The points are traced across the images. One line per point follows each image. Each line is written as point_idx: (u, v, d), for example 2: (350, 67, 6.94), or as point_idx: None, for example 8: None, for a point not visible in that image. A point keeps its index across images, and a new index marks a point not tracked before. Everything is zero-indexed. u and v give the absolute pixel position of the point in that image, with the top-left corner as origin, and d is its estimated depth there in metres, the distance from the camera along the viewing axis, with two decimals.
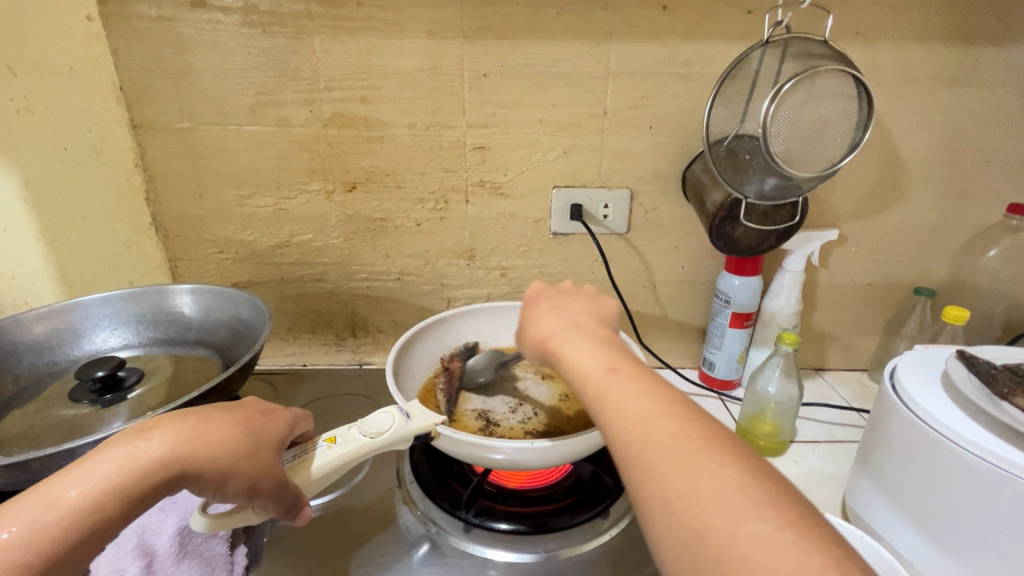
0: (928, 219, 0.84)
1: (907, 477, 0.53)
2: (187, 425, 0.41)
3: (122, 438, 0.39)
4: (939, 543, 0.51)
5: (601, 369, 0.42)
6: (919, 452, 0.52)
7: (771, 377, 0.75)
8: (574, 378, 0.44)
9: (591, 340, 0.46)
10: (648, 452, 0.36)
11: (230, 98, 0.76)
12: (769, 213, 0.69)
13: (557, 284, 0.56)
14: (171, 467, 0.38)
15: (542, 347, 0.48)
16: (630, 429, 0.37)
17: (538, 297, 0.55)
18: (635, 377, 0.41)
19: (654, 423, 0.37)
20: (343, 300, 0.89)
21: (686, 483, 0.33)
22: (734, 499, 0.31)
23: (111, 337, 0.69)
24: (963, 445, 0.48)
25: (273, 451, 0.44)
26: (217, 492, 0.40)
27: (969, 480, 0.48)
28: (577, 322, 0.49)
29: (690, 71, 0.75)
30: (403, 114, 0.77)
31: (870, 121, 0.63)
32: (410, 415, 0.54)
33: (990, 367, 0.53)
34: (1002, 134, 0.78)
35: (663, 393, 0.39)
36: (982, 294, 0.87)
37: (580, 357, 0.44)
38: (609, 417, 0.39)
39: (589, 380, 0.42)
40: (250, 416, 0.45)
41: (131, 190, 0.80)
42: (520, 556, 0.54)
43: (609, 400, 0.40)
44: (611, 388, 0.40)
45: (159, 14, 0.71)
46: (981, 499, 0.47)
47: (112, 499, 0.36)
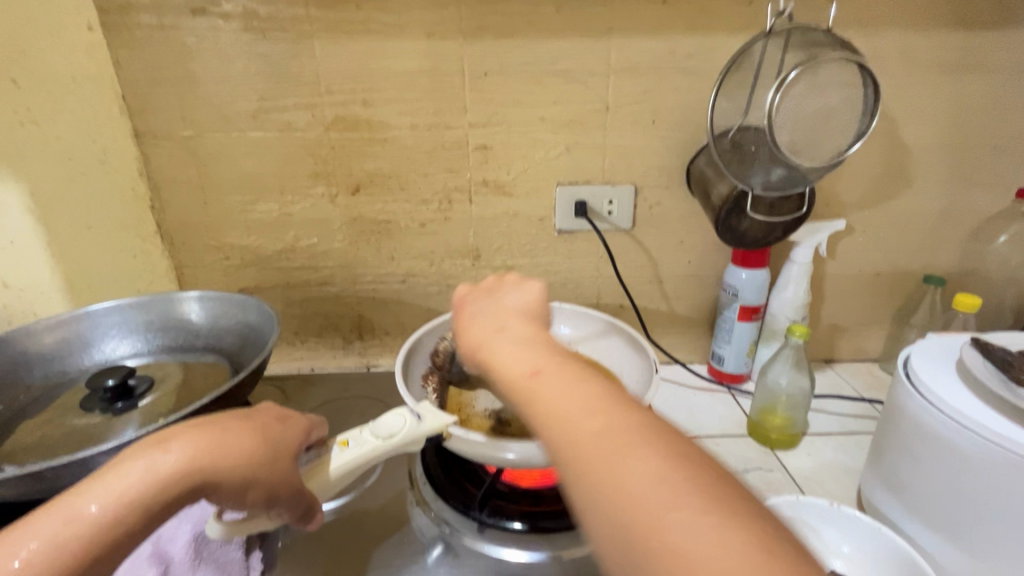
0: (936, 206, 0.83)
1: (923, 468, 0.53)
2: (205, 436, 0.40)
3: (141, 449, 0.38)
4: (963, 539, 0.50)
5: (524, 370, 0.39)
6: (935, 443, 0.51)
7: (782, 369, 0.74)
8: (499, 384, 0.40)
9: (512, 337, 0.42)
10: (573, 453, 0.33)
11: (232, 105, 0.76)
12: (776, 204, 0.69)
13: (482, 286, 0.52)
14: (191, 478, 0.38)
15: (466, 353, 0.45)
16: (555, 424, 0.35)
17: (462, 303, 0.51)
18: (556, 368, 0.38)
19: (578, 419, 0.34)
20: (349, 303, 0.89)
21: (612, 482, 0.30)
22: (659, 491, 0.29)
23: (121, 346, 0.69)
24: (982, 433, 0.47)
25: (291, 458, 0.44)
26: (237, 501, 0.41)
27: (989, 469, 0.47)
28: (498, 323, 0.45)
29: (691, 64, 0.75)
30: (404, 116, 0.77)
31: (876, 108, 0.62)
32: (420, 416, 0.53)
33: (1005, 354, 0.53)
34: (1009, 119, 0.77)
35: (584, 381, 0.37)
36: (992, 281, 0.86)
37: (500, 355, 0.41)
38: (535, 420, 0.36)
39: (511, 382, 0.39)
40: (267, 424, 0.45)
41: (136, 200, 0.81)
42: (535, 556, 0.54)
43: (533, 404, 0.37)
44: (536, 390, 0.37)
45: (159, 23, 0.71)
46: (1002, 487, 0.46)
47: (133, 512, 0.36)
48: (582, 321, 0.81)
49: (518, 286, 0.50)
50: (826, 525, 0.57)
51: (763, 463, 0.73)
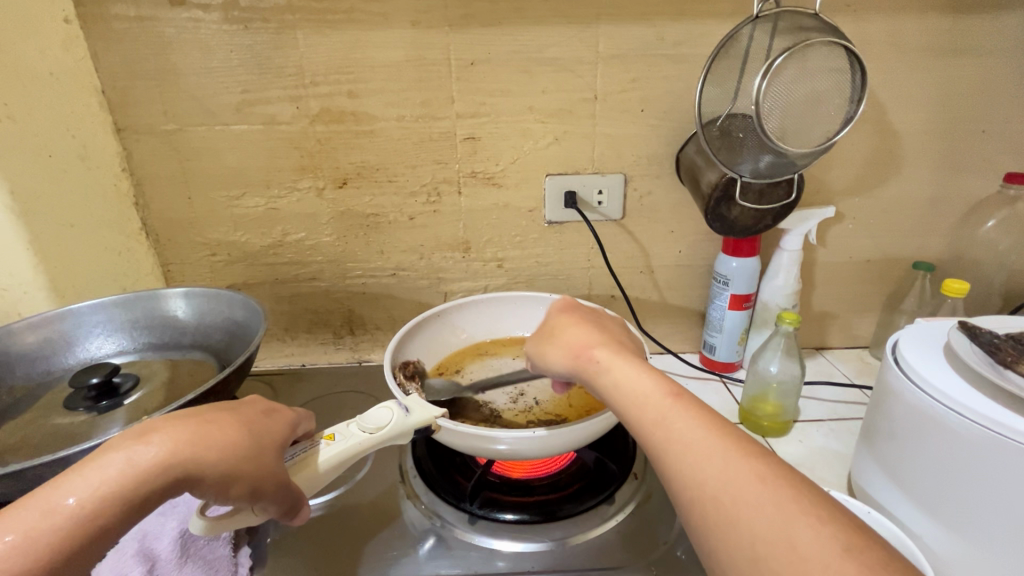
0: (925, 192, 0.83)
1: (912, 451, 0.53)
2: (187, 428, 0.40)
3: (120, 442, 0.38)
4: (952, 520, 0.50)
5: (659, 393, 0.42)
6: (923, 426, 0.52)
7: (773, 357, 0.74)
8: (624, 398, 0.43)
9: (640, 362, 0.46)
10: (731, 501, 0.34)
11: (216, 98, 0.75)
12: (765, 191, 0.69)
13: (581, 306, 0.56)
14: (171, 471, 0.38)
15: (584, 362, 0.48)
16: (703, 465, 0.37)
17: (569, 311, 0.55)
18: (695, 404, 0.41)
19: (729, 463, 0.36)
20: (339, 298, 0.89)
21: (780, 538, 0.32)
22: (839, 561, 0.30)
23: (105, 344, 0.68)
24: (969, 415, 0.48)
25: (276, 452, 0.44)
26: (219, 494, 0.40)
27: (976, 451, 0.47)
28: (617, 342, 0.49)
29: (680, 51, 0.74)
30: (391, 107, 0.76)
31: (863, 93, 0.62)
32: (409, 410, 0.53)
33: (991, 337, 0.53)
34: (998, 103, 0.77)
35: (724, 425, 0.39)
36: (981, 266, 0.86)
37: (633, 374, 0.44)
38: (675, 448, 0.38)
39: (648, 407, 0.42)
40: (251, 418, 0.44)
41: (119, 196, 0.79)
42: (528, 546, 0.54)
43: (671, 428, 0.39)
44: (674, 415, 0.40)
45: (138, 14, 0.70)
46: (988, 469, 0.47)
47: (110, 505, 0.36)
48: None
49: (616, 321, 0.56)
50: None
51: None
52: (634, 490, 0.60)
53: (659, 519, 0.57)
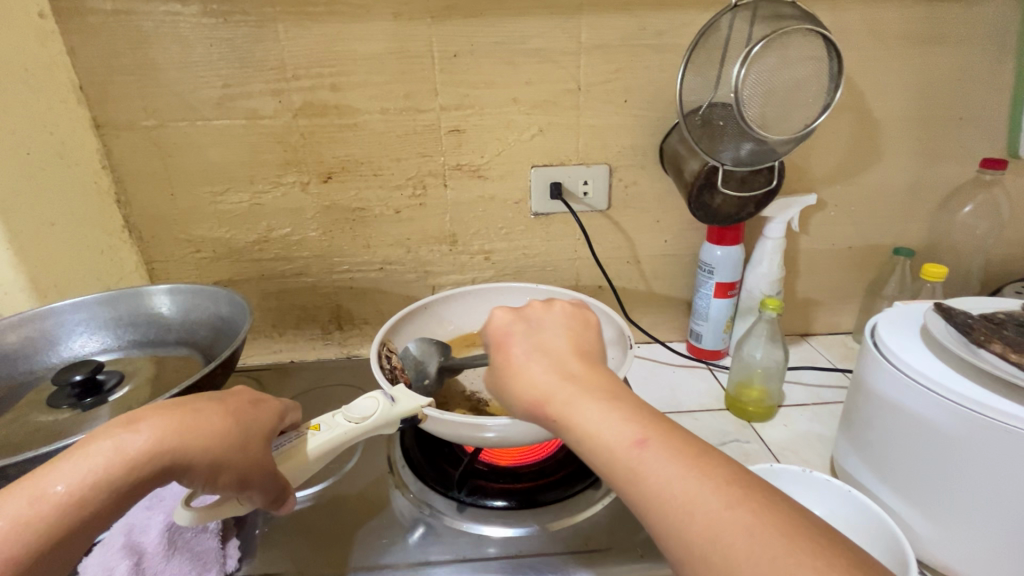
0: (904, 179, 0.84)
1: (893, 433, 0.54)
2: (175, 416, 0.40)
3: (108, 430, 0.38)
4: (935, 501, 0.51)
5: (625, 442, 0.37)
6: (901, 408, 0.53)
7: (757, 343, 0.75)
8: (592, 454, 0.38)
9: (600, 402, 0.39)
10: (721, 559, 0.31)
11: (197, 92, 0.74)
12: (746, 179, 0.70)
13: (526, 319, 0.48)
14: (158, 459, 0.38)
15: (541, 412, 0.42)
16: (687, 521, 0.33)
17: (507, 338, 0.47)
18: (666, 443, 0.36)
19: (712, 516, 0.32)
20: (327, 293, 0.88)
21: None
22: None
23: (88, 342, 0.67)
24: (947, 395, 0.49)
25: (264, 441, 0.44)
26: (207, 483, 0.40)
27: (954, 429, 0.48)
28: (573, 374, 0.42)
29: (662, 41, 0.75)
30: (374, 100, 0.76)
31: (840, 81, 0.63)
32: (395, 399, 0.53)
33: (966, 317, 0.54)
34: (973, 91, 0.79)
35: (701, 463, 0.35)
36: (958, 251, 0.88)
37: (593, 428, 0.38)
38: (653, 503, 0.34)
39: (616, 460, 0.37)
40: (240, 407, 0.44)
41: (100, 193, 0.78)
42: (517, 531, 0.55)
43: (647, 484, 0.35)
44: (646, 466, 0.35)
45: (114, 9, 0.69)
46: (965, 448, 0.48)
47: (98, 493, 0.36)
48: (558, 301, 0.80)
49: (571, 325, 0.48)
50: (798, 488, 0.59)
51: (741, 435, 0.74)
52: None
53: None
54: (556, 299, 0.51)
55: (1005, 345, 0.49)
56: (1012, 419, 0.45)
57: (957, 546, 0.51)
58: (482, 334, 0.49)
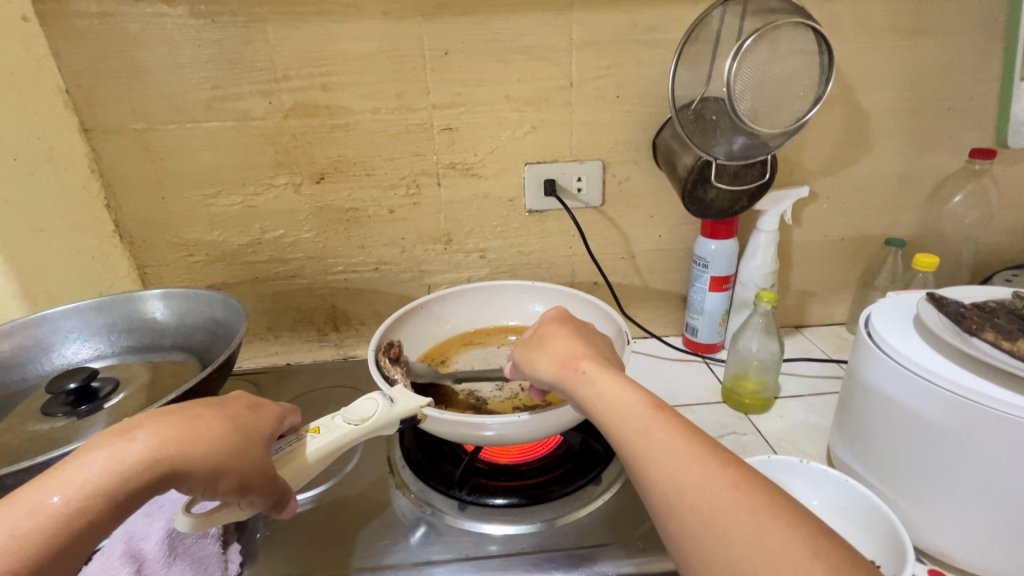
0: (895, 170, 0.85)
1: (884, 419, 0.55)
2: (173, 423, 0.40)
3: (105, 438, 0.38)
4: (913, 479, 0.53)
5: (641, 403, 0.43)
6: (890, 392, 0.54)
7: (752, 336, 0.76)
8: (608, 409, 0.43)
9: (624, 376, 0.46)
10: (709, 509, 0.35)
11: (186, 95, 0.73)
12: (739, 173, 0.70)
13: (573, 318, 0.57)
14: (156, 466, 0.38)
15: (569, 372, 0.48)
16: (681, 474, 0.37)
17: (557, 322, 0.55)
18: (675, 415, 0.42)
19: (707, 471, 0.37)
20: (322, 294, 0.88)
21: (754, 544, 0.33)
22: (809, 565, 0.31)
23: (82, 349, 0.67)
24: (931, 378, 0.50)
25: (263, 446, 0.43)
26: (207, 489, 0.40)
27: (943, 414, 0.49)
28: (604, 356, 0.49)
29: (654, 36, 0.75)
30: (365, 100, 0.75)
31: (830, 73, 0.63)
32: (393, 400, 0.53)
33: (959, 306, 0.54)
34: (961, 82, 0.79)
35: (703, 436, 0.40)
36: (948, 240, 0.89)
37: (615, 388, 0.44)
38: (654, 456, 0.39)
39: (629, 415, 0.42)
40: (237, 412, 0.44)
41: (89, 198, 0.78)
42: (518, 528, 0.55)
43: (654, 439, 0.40)
44: (655, 425, 0.41)
45: (100, 11, 0.68)
46: (940, 428, 0.50)
47: (97, 502, 0.36)
48: (555, 298, 0.79)
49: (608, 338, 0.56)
50: (793, 478, 0.59)
51: (738, 428, 0.74)
52: (620, 470, 0.61)
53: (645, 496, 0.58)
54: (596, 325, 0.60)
55: (997, 333, 0.50)
56: (991, 401, 0.46)
57: (943, 529, 0.52)
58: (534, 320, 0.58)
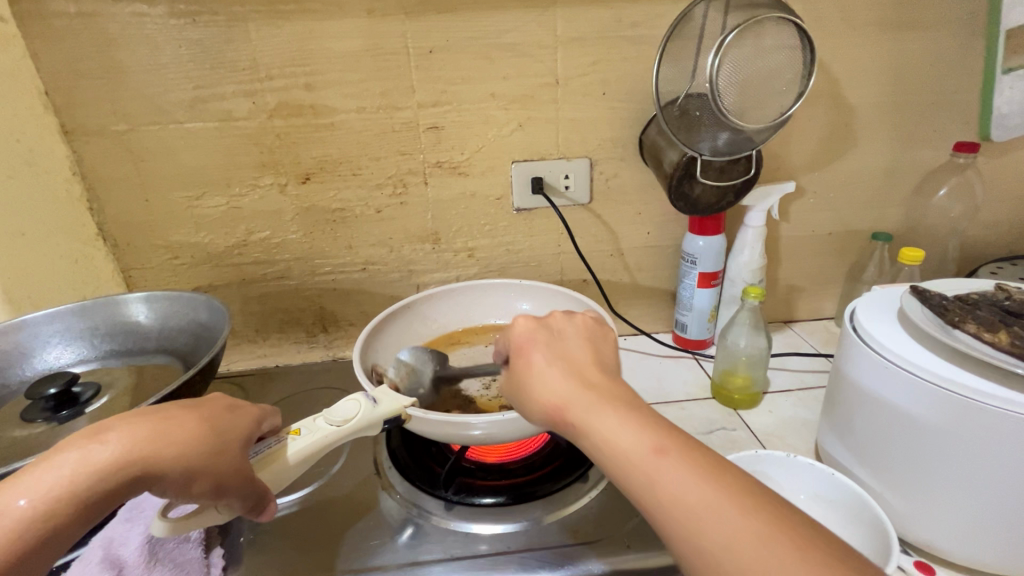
0: (880, 165, 0.85)
1: (880, 418, 0.54)
2: (145, 424, 0.40)
3: (76, 440, 0.39)
4: (907, 479, 0.53)
5: (647, 451, 0.36)
6: (885, 391, 0.53)
7: (741, 331, 0.76)
8: (612, 464, 0.37)
9: (623, 414, 0.39)
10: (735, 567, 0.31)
11: (168, 95, 0.72)
12: (725, 168, 0.70)
13: (546, 327, 0.47)
14: (126, 469, 0.38)
15: (561, 420, 0.41)
16: (706, 532, 0.33)
17: (530, 346, 0.45)
18: (687, 455, 0.36)
19: (734, 526, 0.32)
20: (310, 296, 0.87)
21: None
22: None
23: (63, 353, 0.66)
24: (933, 378, 0.49)
25: (240, 447, 0.43)
26: (182, 492, 0.40)
27: (936, 411, 0.49)
28: (594, 386, 0.41)
29: (639, 33, 0.75)
30: (350, 99, 0.75)
31: (813, 68, 0.63)
32: (377, 400, 0.52)
33: (941, 300, 0.55)
34: (944, 76, 0.80)
35: (722, 476, 0.35)
36: (934, 234, 0.90)
37: (617, 438, 0.37)
38: (671, 509, 0.34)
39: (636, 467, 0.36)
40: (214, 413, 0.44)
41: (72, 201, 0.77)
42: (505, 527, 0.55)
43: (668, 492, 0.35)
44: (665, 475, 0.35)
45: (78, 10, 0.67)
46: (946, 432, 0.48)
47: (65, 505, 0.37)
48: (543, 296, 0.79)
49: (592, 338, 0.46)
50: (781, 473, 0.59)
51: (727, 423, 0.75)
52: None
53: None
54: (577, 310, 0.50)
55: (979, 325, 0.50)
56: (1004, 404, 0.45)
57: (934, 522, 0.52)
58: (503, 339, 0.48)
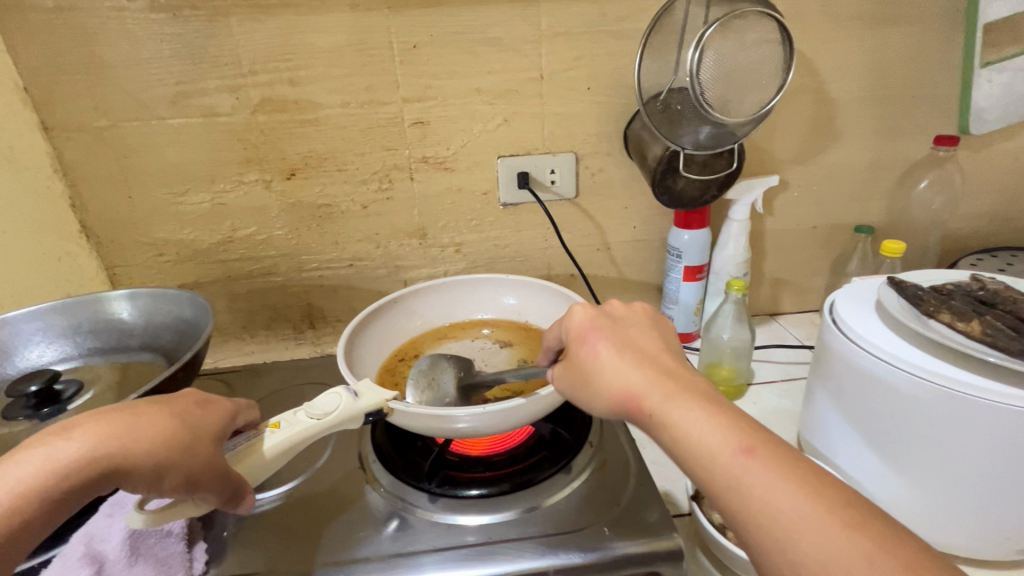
0: (863, 158, 0.86)
1: (884, 421, 0.52)
2: (112, 421, 0.42)
3: (46, 437, 0.41)
4: (908, 480, 0.52)
5: (722, 441, 0.37)
6: (889, 394, 0.51)
7: (725, 324, 0.77)
8: (687, 455, 0.38)
9: (695, 401, 0.40)
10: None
11: (149, 90, 0.72)
12: (707, 162, 0.71)
13: (607, 318, 0.49)
14: (91, 465, 0.40)
15: (635, 408, 0.42)
16: (787, 521, 0.34)
17: (594, 336, 0.47)
18: (759, 445, 0.37)
19: (812, 516, 0.33)
20: (296, 292, 0.87)
21: None
22: None
23: (46, 351, 0.66)
24: (948, 382, 0.48)
25: (213, 442, 0.44)
26: (151, 487, 0.41)
27: (961, 417, 0.47)
28: (664, 373, 0.43)
29: (623, 27, 0.75)
30: (334, 94, 0.75)
31: (791, 61, 0.64)
32: (357, 394, 0.52)
33: (917, 289, 0.56)
34: (925, 70, 0.81)
35: (792, 464, 0.36)
36: (917, 226, 0.91)
37: (694, 425, 0.39)
38: (751, 504, 0.35)
39: (712, 459, 0.37)
40: (184, 409, 0.45)
41: (53, 198, 0.76)
42: (489, 518, 0.55)
43: (746, 484, 0.35)
44: (742, 468, 0.36)
45: (57, 5, 0.67)
46: (970, 435, 0.47)
47: (32, 500, 0.39)
48: (530, 290, 0.80)
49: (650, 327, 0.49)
50: None
51: None
52: (589, 457, 0.62)
53: (614, 483, 0.59)
54: (633, 302, 0.52)
55: (953, 314, 0.51)
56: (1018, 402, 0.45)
57: (916, 508, 0.52)
58: (563, 332, 0.50)
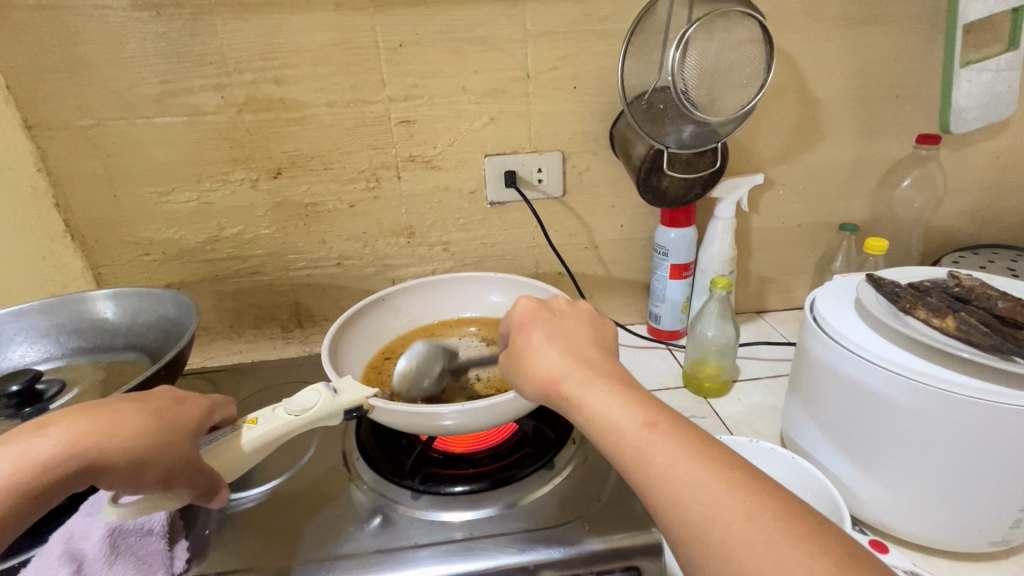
0: (847, 157, 0.87)
1: (847, 410, 0.55)
2: (88, 417, 0.42)
3: (21, 434, 0.41)
4: (874, 472, 0.54)
5: (635, 423, 0.38)
6: (851, 385, 0.53)
7: (709, 321, 0.77)
8: (603, 437, 0.39)
9: (613, 387, 0.41)
10: (723, 539, 0.33)
11: (133, 89, 0.72)
12: (691, 161, 0.71)
13: (543, 309, 0.50)
14: (67, 461, 0.40)
15: (555, 393, 0.43)
16: (687, 495, 0.35)
17: (529, 325, 0.48)
18: (673, 429, 0.38)
19: (715, 495, 0.34)
20: (284, 291, 0.87)
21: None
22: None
23: (28, 351, 0.65)
24: (901, 369, 0.49)
25: (190, 438, 0.44)
26: (127, 483, 0.41)
27: (913, 401, 0.49)
28: (587, 361, 0.44)
29: (608, 26, 0.75)
30: (321, 93, 0.75)
31: (773, 61, 0.65)
32: (338, 391, 0.53)
33: (894, 286, 0.57)
34: (906, 69, 0.82)
35: (703, 446, 0.37)
36: (899, 224, 0.92)
37: (606, 410, 0.40)
38: (658, 481, 0.36)
39: (624, 439, 0.38)
40: (162, 406, 0.45)
41: (37, 197, 0.76)
42: (471, 514, 0.55)
43: (653, 464, 0.36)
44: (652, 448, 0.37)
45: (40, 3, 0.66)
46: (919, 420, 0.49)
47: (5, 497, 0.38)
48: (516, 289, 0.80)
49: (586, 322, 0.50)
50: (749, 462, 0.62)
51: (697, 411, 0.76)
52: (571, 453, 0.62)
53: (596, 478, 0.59)
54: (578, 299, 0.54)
55: (928, 311, 0.52)
56: (958, 387, 0.47)
57: (887, 501, 0.54)
58: (504, 320, 0.51)
